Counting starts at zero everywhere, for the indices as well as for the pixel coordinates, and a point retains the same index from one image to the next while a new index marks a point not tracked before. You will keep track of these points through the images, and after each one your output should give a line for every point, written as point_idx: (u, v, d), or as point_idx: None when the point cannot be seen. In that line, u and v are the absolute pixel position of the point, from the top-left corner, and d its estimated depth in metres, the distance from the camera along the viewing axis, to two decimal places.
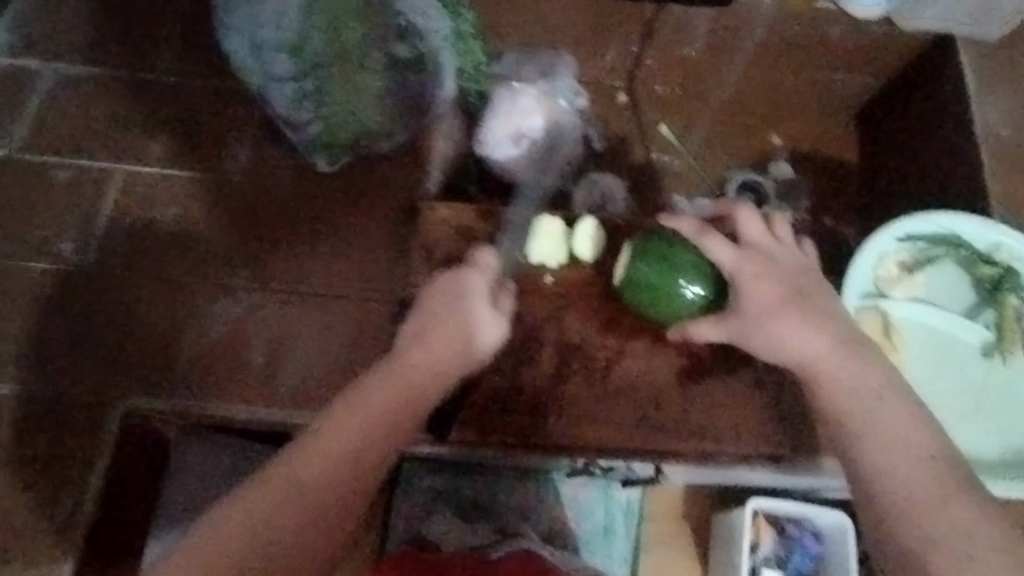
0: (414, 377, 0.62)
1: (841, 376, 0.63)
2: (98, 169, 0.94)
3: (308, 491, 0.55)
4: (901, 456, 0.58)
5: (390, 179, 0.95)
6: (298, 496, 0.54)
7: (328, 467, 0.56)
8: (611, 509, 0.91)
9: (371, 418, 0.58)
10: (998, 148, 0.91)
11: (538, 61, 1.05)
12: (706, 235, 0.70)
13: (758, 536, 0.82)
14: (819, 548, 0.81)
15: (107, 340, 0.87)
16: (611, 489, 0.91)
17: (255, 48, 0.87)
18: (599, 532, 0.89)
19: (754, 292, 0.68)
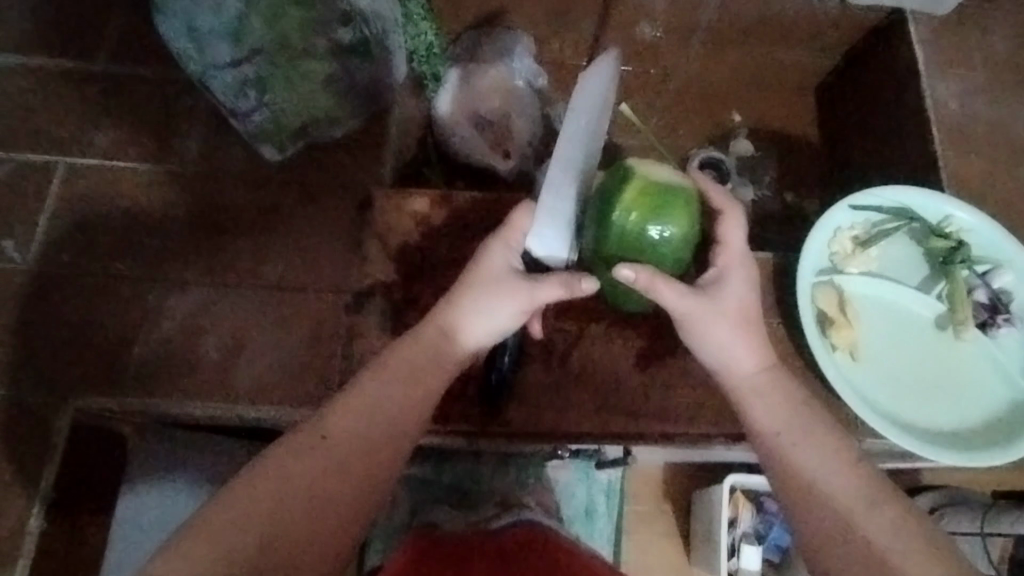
0: (413, 378, 0.62)
1: (777, 404, 0.64)
2: (37, 163, 0.89)
3: (340, 461, 0.57)
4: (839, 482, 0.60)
5: (343, 165, 0.92)
6: (333, 469, 0.57)
7: (361, 430, 0.59)
8: (594, 489, 0.98)
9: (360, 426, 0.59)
10: (941, 117, 1.02)
11: (497, 40, 1.14)
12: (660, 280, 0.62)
13: (738, 512, 0.93)
14: (781, 519, 0.94)
15: (57, 340, 0.83)
16: (591, 471, 0.98)
17: (193, 34, 0.83)
18: (581, 513, 0.97)
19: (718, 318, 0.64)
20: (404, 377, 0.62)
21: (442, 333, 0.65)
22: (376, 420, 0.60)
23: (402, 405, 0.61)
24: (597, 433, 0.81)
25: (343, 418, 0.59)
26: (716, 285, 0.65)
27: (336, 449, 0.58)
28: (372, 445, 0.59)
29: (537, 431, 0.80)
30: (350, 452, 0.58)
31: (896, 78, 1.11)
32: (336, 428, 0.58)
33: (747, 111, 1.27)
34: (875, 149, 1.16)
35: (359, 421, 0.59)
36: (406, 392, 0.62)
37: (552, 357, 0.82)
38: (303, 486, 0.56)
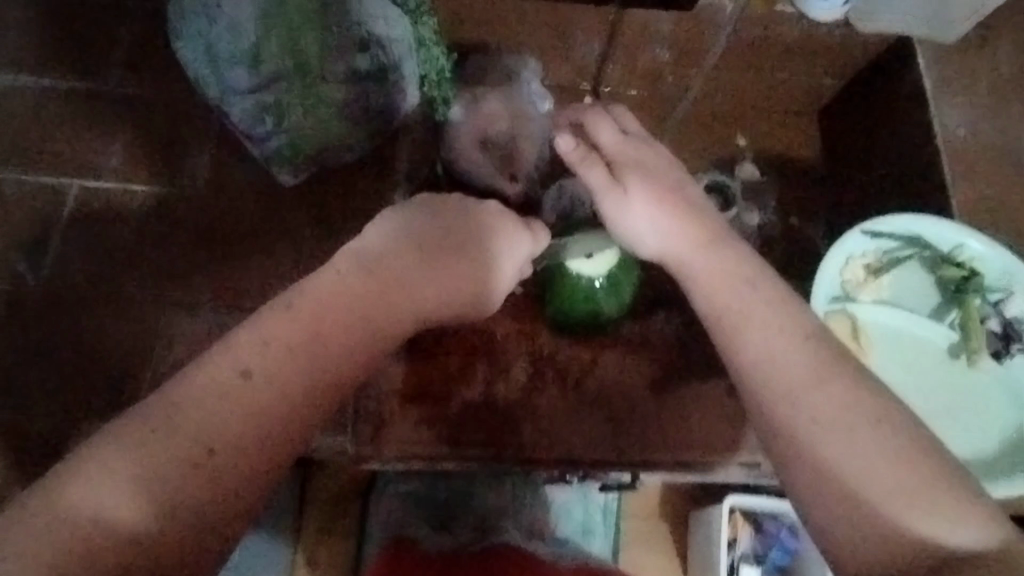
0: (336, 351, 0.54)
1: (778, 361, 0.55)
2: (47, 184, 0.89)
3: (259, 413, 0.50)
4: (874, 471, 0.49)
5: (356, 192, 0.91)
6: (251, 422, 0.50)
7: (290, 374, 0.52)
8: (591, 508, 0.97)
9: (273, 399, 0.51)
10: (955, 146, 1.04)
11: (501, 67, 1.13)
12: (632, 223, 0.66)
13: (736, 533, 0.93)
14: (781, 541, 0.93)
15: (72, 363, 0.83)
16: (590, 491, 0.97)
17: (212, 59, 0.85)
18: (579, 531, 0.95)
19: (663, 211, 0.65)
20: (348, 314, 0.56)
21: (410, 267, 0.60)
22: (309, 360, 0.53)
23: (341, 343, 0.54)
24: (608, 460, 0.79)
25: (268, 358, 0.52)
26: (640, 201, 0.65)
27: (257, 396, 0.50)
28: (305, 390, 0.52)
29: (549, 458, 0.79)
30: (233, 423, 0.49)
31: (901, 103, 1.12)
32: (259, 369, 0.51)
33: (751, 134, 1.30)
34: (879, 172, 1.17)
35: (287, 360, 0.52)
36: (350, 325, 0.55)
37: (564, 382, 0.82)
38: (215, 444, 0.48)
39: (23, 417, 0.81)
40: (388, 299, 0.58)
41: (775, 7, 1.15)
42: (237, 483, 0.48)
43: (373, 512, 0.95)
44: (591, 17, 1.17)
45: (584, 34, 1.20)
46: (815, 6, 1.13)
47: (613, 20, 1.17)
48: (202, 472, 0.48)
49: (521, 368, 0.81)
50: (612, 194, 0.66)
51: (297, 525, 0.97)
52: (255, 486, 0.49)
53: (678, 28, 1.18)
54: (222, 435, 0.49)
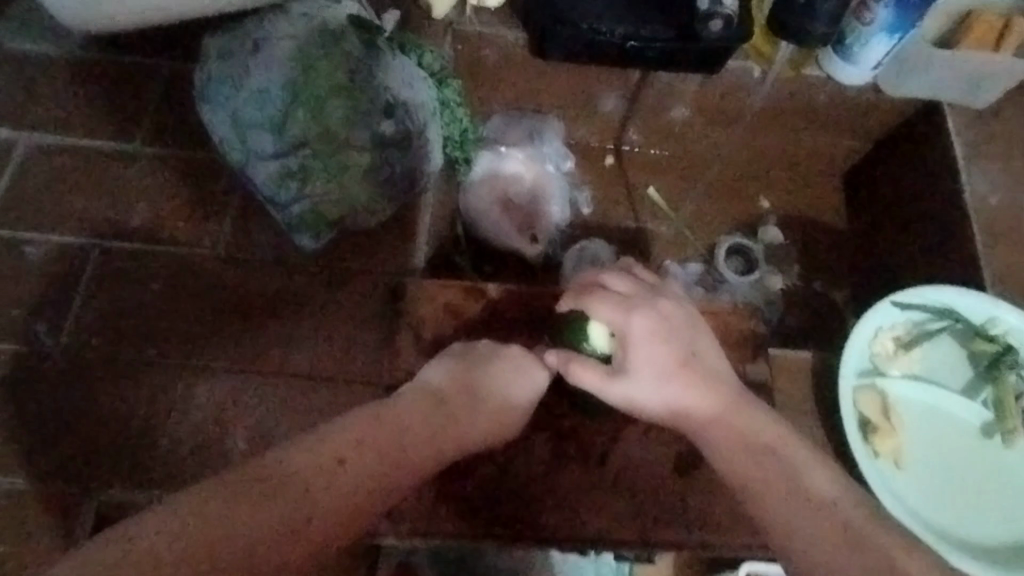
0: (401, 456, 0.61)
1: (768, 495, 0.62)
2: (69, 244, 0.88)
3: (343, 492, 0.56)
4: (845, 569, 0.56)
5: (377, 256, 0.90)
6: (336, 500, 0.56)
7: (370, 467, 0.59)
8: (603, 571, 0.90)
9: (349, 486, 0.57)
10: (986, 214, 1.02)
11: (525, 124, 1.21)
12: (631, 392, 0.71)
13: None
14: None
15: (83, 431, 0.79)
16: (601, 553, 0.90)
17: (238, 126, 0.85)
18: None
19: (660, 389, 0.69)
20: (419, 432, 0.64)
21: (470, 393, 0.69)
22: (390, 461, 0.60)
23: (415, 453, 0.62)
24: (630, 539, 0.77)
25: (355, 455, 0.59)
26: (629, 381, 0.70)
27: (349, 478, 0.57)
28: (387, 475, 0.60)
29: (571, 538, 0.76)
30: (323, 501, 0.55)
31: (930, 172, 1.11)
32: (347, 459, 0.58)
33: (775, 199, 1.30)
34: (908, 240, 1.16)
35: (372, 461, 0.59)
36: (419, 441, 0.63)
37: (587, 458, 0.79)
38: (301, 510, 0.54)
39: (26, 485, 0.77)
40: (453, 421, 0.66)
41: (803, 71, 1.14)
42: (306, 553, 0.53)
43: None
44: (615, 79, 1.17)
45: (607, 96, 1.20)
46: (844, 71, 1.11)
47: (636, 82, 1.17)
48: (290, 534, 0.53)
49: (541, 444, 0.79)
50: (630, 321, 0.69)
51: None
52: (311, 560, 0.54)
53: (703, 90, 1.17)
54: (308, 506, 0.55)
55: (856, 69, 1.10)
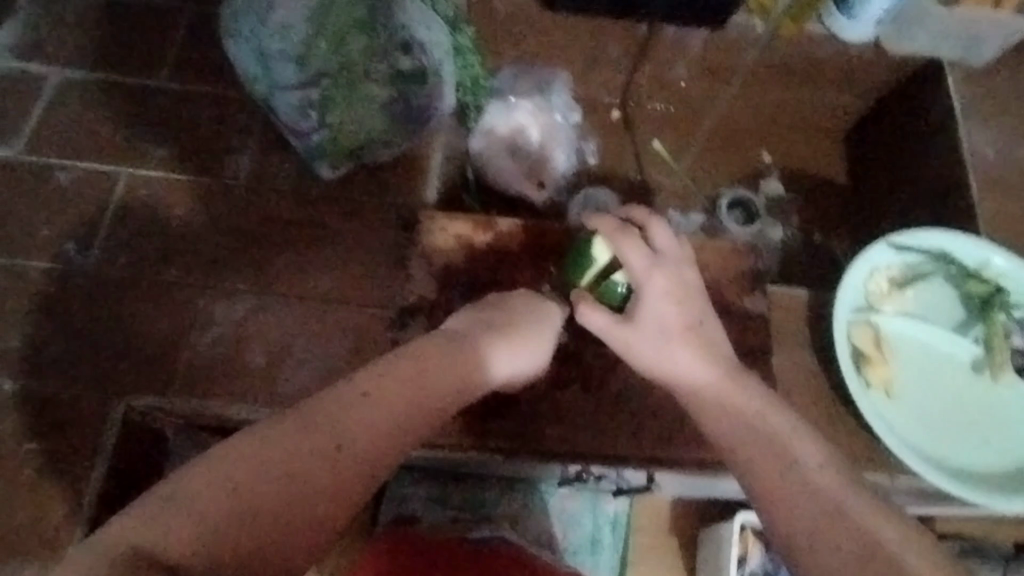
0: (438, 391, 0.63)
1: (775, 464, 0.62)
2: (97, 171, 0.92)
3: (347, 472, 0.57)
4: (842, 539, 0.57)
5: (386, 189, 0.93)
6: (339, 479, 0.57)
7: (374, 437, 0.59)
8: (600, 520, 1.00)
9: (386, 419, 0.60)
10: (982, 164, 1.04)
11: (534, 75, 1.23)
12: (660, 346, 0.69)
13: (747, 549, 0.93)
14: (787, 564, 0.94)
15: (112, 345, 0.84)
16: (599, 502, 1.00)
17: (261, 56, 0.87)
18: (587, 541, 0.99)
19: (678, 350, 0.68)
20: (425, 393, 0.62)
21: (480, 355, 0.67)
22: (396, 429, 0.60)
23: (422, 419, 0.62)
24: (629, 455, 0.81)
25: (356, 428, 0.59)
26: (650, 336, 0.69)
27: (383, 409, 0.60)
28: (423, 408, 0.62)
29: (571, 451, 0.81)
30: (361, 436, 0.58)
31: (930, 124, 1.13)
32: (348, 436, 0.58)
33: (776, 153, 1.32)
34: (906, 190, 1.19)
35: (374, 434, 0.59)
36: (428, 403, 0.62)
37: (589, 379, 0.83)
38: (339, 440, 0.58)
39: (56, 393, 0.81)
40: (461, 380, 0.65)
41: (804, 25, 1.17)
42: (347, 482, 0.57)
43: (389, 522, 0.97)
44: (623, 30, 1.19)
45: (615, 47, 1.23)
46: (847, 28, 1.15)
47: (644, 33, 1.20)
48: (327, 459, 0.57)
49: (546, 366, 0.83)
50: (651, 277, 0.70)
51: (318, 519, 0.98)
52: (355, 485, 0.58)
53: (709, 42, 1.20)
54: (346, 439, 0.58)
55: (856, 23, 1.14)
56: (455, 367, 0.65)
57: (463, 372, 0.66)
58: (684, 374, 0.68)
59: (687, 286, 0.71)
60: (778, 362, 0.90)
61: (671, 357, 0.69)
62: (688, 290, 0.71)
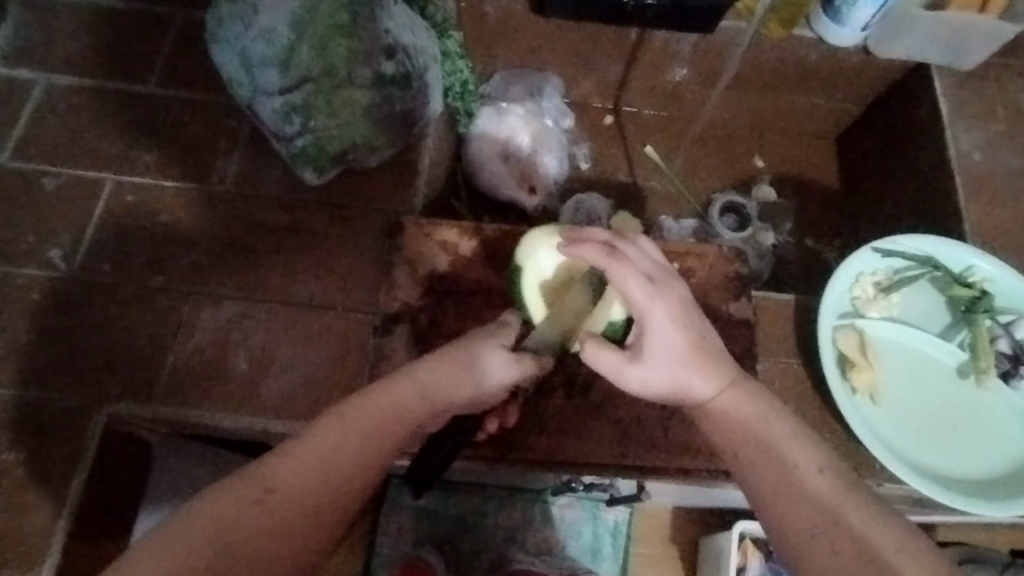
0: (378, 421, 0.59)
1: (787, 461, 0.59)
2: (84, 177, 0.92)
3: (286, 516, 0.52)
4: (835, 530, 0.55)
5: (374, 193, 0.94)
6: (282, 519, 0.52)
7: (312, 475, 0.55)
8: (600, 530, 1.01)
9: (327, 454, 0.56)
10: (969, 169, 1.05)
11: (526, 80, 1.23)
12: (682, 375, 0.64)
13: (746, 559, 0.93)
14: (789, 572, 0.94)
15: (95, 350, 0.84)
16: (599, 511, 1.02)
17: (245, 62, 0.88)
18: (587, 551, 1.00)
19: (700, 373, 0.64)
20: (365, 426, 0.59)
21: (428, 386, 0.63)
22: (338, 468, 0.56)
23: (366, 455, 0.57)
24: (612, 463, 0.81)
25: (295, 467, 0.54)
26: (670, 365, 0.64)
27: (323, 449, 0.56)
28: (367, 441, 0.58)
29: (554, 460, 0.81)
30: (301, 478, 0.54)
31: (920, 130, 1.14)
32: (282, 479, 0.53)
33: (769, 157, 1.34)
34: (896, 197, 1.19)
35: (311, 473, 0.54)
36: (369, 440, 0.58)
37: (573, 387, 0.83)
38: (277, 483, 0.53)
39: (36, 399, 0.82)
40: (404, 412, 0.61)
41: (793, 31, 1.16)
42: (291, 522, 0.52)
43: (383, 530, 0.98)
44: (612, 38, 1.20)
45: (605, 56, 1.23)
46: (834, 32, 1.14)
47: (633, 41, 1.20)
48: (262, 502, 0.52)
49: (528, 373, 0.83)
50: (655, 306, 0.63)
51: None
52: (300, 529, 0.52)
53: (697, 49, 1.20)
54: (285, 480, 0.54)
55: (845, 30, 1.12)
56: (397, 399, 0.61)
57: (404, 405, 0.61)
58: (709, 398, 0.64)
59: (683, 303, 0.65)
60: (763, 369, 0.91)
61: (694, 383, 0.64)
62: (686, 307, 0.65)
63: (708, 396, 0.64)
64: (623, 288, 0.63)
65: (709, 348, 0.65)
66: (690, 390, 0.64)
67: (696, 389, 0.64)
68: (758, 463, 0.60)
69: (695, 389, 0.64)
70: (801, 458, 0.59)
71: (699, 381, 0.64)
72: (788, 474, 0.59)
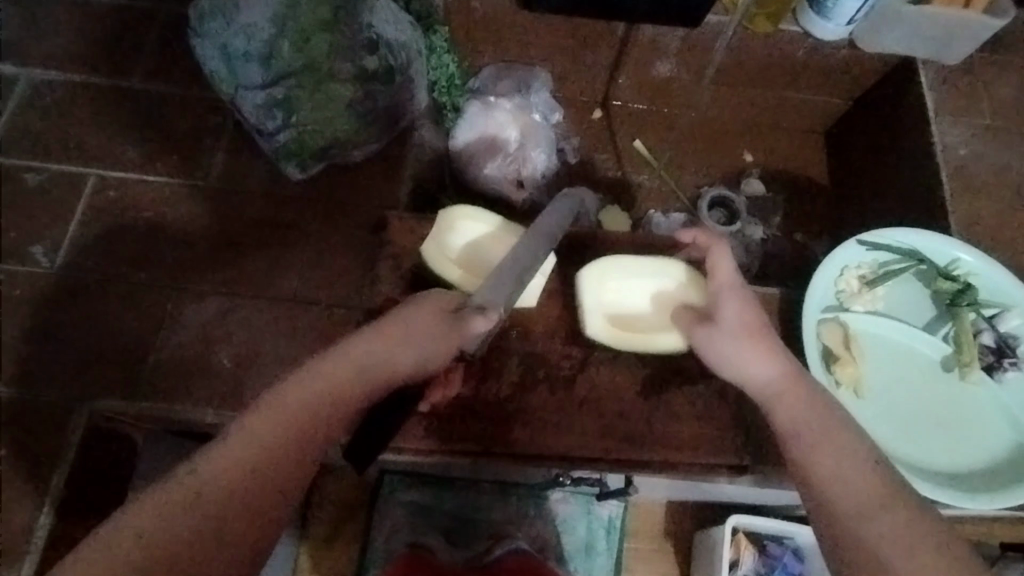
0: (305, 403, 0.59)
1: (836, 463, 0.61)
2: (67, 173, 0.92)
3: (213, 514, 0.53)
4: (874, 530, 0.57)
5: (360, 188, 0.95)
6: (205, 511, 0.53)
7: (262, 434, 0.57)
8: (594, 525, 1.01)
9: (258, 440, 0.57)
10: (955, 163, 1.05)
11: (515, 76, 1.23)
12: (751, 358, 0.69)
13: (740, 554, 0.94)
14: (784, 567, 0.94)
15: (77, 346, 0.84)
16: (592, 505, 1.02)
17: (228, 57, 0.87)
18: (581, 548, 1.00)
19: (769, 366, 0.68)
20: (314, 398, 0.60)
21: (382, 353, 0.65)
22: (268, 451, 0.57)
23: (295, 436, 0.58)
24: (597, 457, 0.81)
25: (233, 451, 0.56)
26: (741, 350, 0.69)
27: (251, 438, 0.57)
28: (298, 423, 0.58)
29: (538, 454, 0.81)
30: (226, 474, 0.55)
31: (907, 124, 1.14)
32: (205, 476, 0.55)
33: (758, 151, 1.34)
34: (885, 190, 1.19)
35: (239, 466, 0.56)
36: (296, 424, 0.58)
37: (557, 381, 0.83)
38: (203, 485, 0.54)
39: (19, 396, 0.82)
40: (335, 392, 0.61)
41: (780, 25, 1.16)
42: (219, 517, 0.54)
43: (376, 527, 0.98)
44: (600, 33, 1.20)
45: (593, 50, 1.23)
46: (821, 25, 1.14)
47: (621, 36, 1.20)
48: (188, 494, 0.54)
49: (513, 367, 0.83)
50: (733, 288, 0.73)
51: (303, 528, 0.98)
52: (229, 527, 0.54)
53: (684, 43, 1.20)
54: (215, 478, 0.55)
55: (831, 23, 1.13)
56: (323, 380, 0.61)
57: (335, 386, 0.61)
58: (776, 388, 0.67)
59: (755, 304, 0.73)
60: None
61: (765, 375, 0.68)
62: (759, 309, 0.72)
63: (774, 388, 0.67)
64: (711, 266, 0.75)
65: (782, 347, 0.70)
66: (765, 378, 0.68)
67: (766, 376, 0.68)
68: (807, 468, 0.62)
69: (769, 383, 0.68)
70: (852, 464, 0.61)
71: (768, 372, 0.68)
72: (840, 479, 0.60)
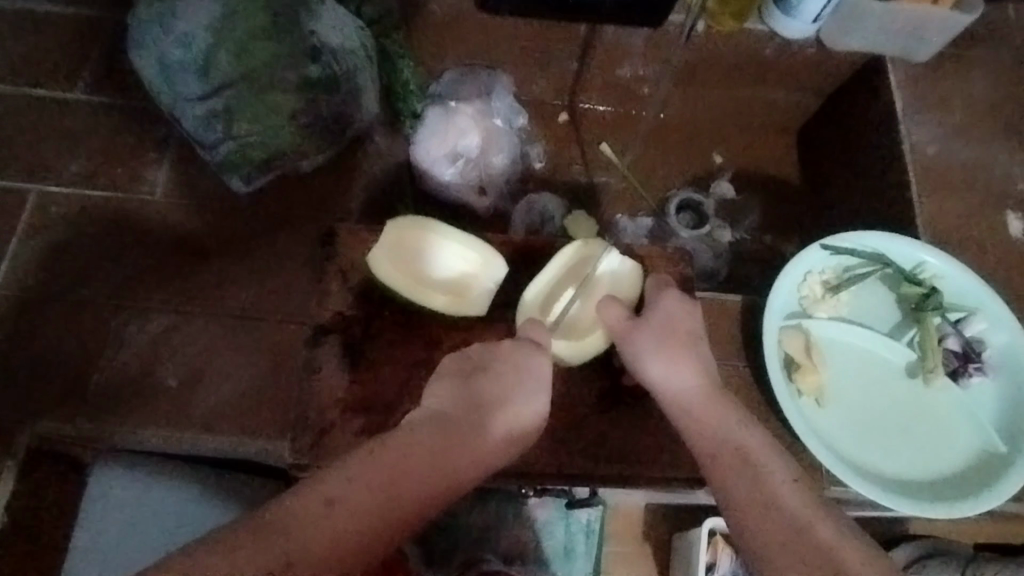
0: (403, 476, 0.59)
1: (762, 474, 0.62)
2: (8, 189, 0.90)
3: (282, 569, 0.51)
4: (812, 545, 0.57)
5: (312, 198, 0.94)
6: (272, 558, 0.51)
7: (374, 503, 0.57)
8: (573, 529, 0.99)
9: (361, 507, 0.56)
10: (922, 162, 1.03)
11: (477, 79, 1.19)
12: (649, 358, 0.70)
13: (717, 554, 0.92)
14: None
15: (20, 367, 0.83)
16: (571, 510, 0.99)
17: (164, 67, 0.86)
18: (561, 552, 0.98)
19: (677, 370, 0.69)
20: (411, 460, 0.60)
21: (460, 416, 0.65)
22: (371, 512, 0.56)
23: (399, 510, 0.57)
24: (552, 472, 0.79)
25: (336, 515, 0.55)
26: (647, 351, 0.71)
27: (346, 507, 0.55)
28: (403, 495, 0.58)
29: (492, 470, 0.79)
30: (323, 541, 0.53)
31: (875, 123, 1.12)
32: (299, 549, 0.52)
33: (729, 152, 1.32)
34: (856, 188, 1.17)
35: (351, 530, 0.54)
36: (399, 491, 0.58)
37: None
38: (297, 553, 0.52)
39: None
40: (438, 466, 0.61)
41: (743, 23, 1.14)
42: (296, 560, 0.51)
43: None
44: (561, 36, 1.18)
45: (557, 52, 1.21)
46: (786, 24, 1.11)
47: (583, 37, 1.18)
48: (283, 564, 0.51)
49: None
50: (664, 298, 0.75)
51: None
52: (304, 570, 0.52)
53: (648, 43, 1.17)
54: (315, 543, 0.53)
55: (797, 21, 1.10)
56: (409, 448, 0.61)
57: (433, 457, 0.61)
58: (670, 390, 0.69)
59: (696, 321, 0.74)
60: None
61: (666, 376, 0.69)
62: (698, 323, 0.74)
63: (671, 389, 0.69)
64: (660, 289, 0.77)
65: (696, 358, 0.71)
66: (658, 376, 0.70)
67: (653, 373, 0.70)
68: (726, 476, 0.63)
69: (665, 383, 0.69)
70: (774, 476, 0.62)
71: (665, 373, 0.69)
72: (761, 485, 0.62)
